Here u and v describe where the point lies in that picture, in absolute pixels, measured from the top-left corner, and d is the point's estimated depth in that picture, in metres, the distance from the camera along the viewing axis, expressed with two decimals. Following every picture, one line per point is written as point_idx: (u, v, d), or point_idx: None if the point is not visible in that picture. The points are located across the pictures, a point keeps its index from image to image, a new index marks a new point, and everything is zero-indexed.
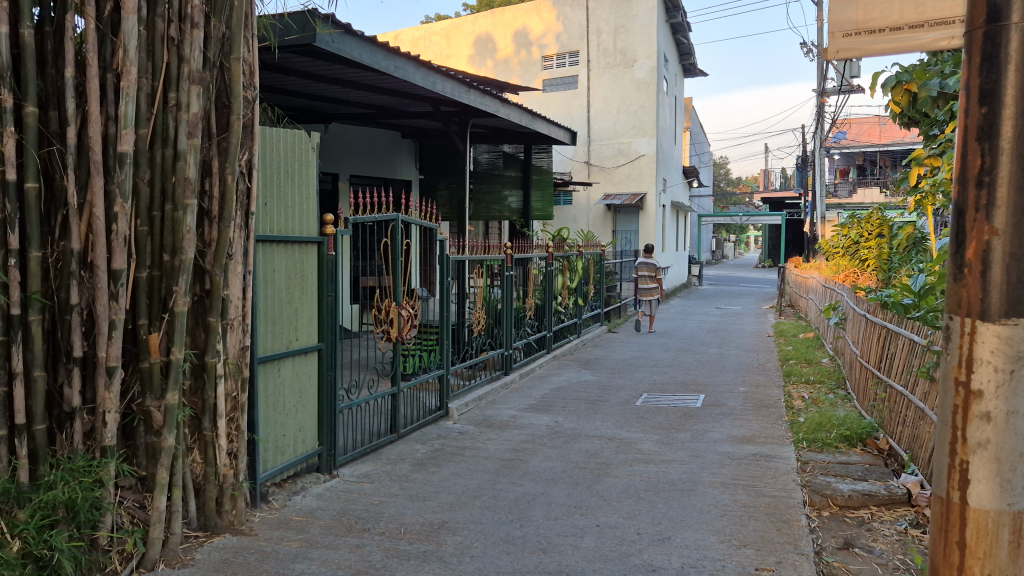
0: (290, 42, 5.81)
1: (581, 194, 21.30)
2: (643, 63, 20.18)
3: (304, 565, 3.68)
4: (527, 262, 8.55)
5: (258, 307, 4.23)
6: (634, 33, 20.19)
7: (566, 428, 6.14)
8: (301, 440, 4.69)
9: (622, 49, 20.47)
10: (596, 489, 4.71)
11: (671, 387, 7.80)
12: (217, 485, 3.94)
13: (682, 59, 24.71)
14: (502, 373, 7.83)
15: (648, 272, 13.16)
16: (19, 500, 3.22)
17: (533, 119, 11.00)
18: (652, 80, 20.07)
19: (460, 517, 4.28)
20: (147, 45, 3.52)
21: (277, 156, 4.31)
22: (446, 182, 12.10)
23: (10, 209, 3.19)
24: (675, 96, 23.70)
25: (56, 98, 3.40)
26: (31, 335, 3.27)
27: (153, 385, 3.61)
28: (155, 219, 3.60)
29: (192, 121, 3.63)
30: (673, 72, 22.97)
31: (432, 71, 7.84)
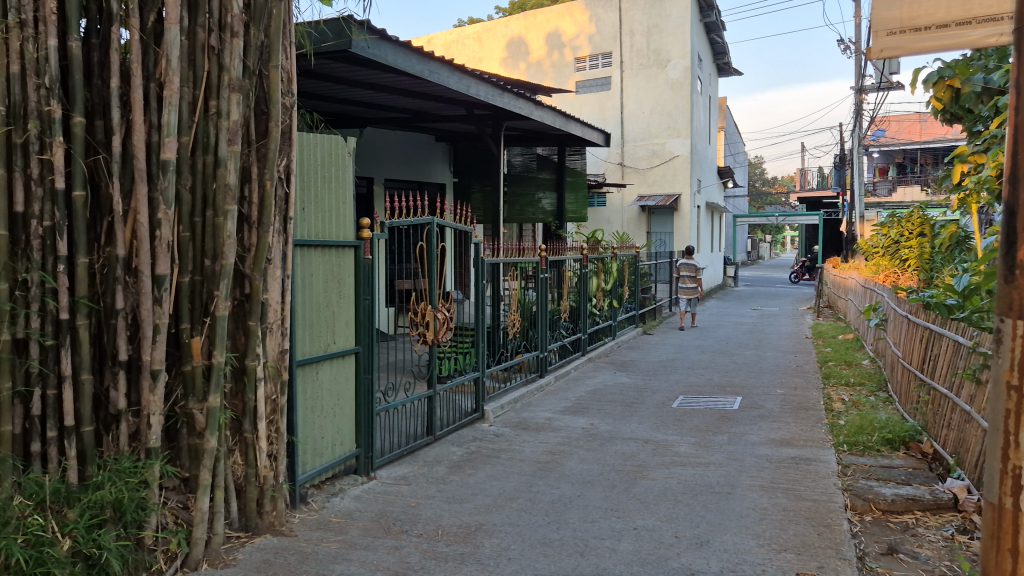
0: (326, 49, 5.88)
1: (614, 195, 21.25)
2: (677, 63, 20.05)
3: (344, 566, 3.72)
4: (562, 264, 8.53)
5: (297, 310, 4.29)
6: (667, 33, 20.08)
7: (602, 431, 6.12)
8: (339, 442, 4.74)
9: (655, 50, 20.37)
10: (633, 491, 4.70)
11: (708, 389, 7.75)
12: (257, 486, 3.99)
13: (716, 59, 24.58)
14: (537, 376, 7.84)
15: (689, 272, 13.34)
16: (69, 500, 3.31)
17: (567, 121, 11.01)
18: (686, 80, 19.94)
19: (496, 519, 4.29)
20: (188, 54, 3.59)
21: (315, 162, 4.36)
22: (480, 185, 12.20)
23: (59, 216, 3.31)
24: (709, 96, 23.49)
25: (102, 109, 3.50)
26: (79, 339, 3.36)
27: (196, 388, 3.68)
28: (196, 225, 3.67)
29: (232, 128, 3.69)
30: (707, 73, 22.78)
31: (467, 75, 7.88)
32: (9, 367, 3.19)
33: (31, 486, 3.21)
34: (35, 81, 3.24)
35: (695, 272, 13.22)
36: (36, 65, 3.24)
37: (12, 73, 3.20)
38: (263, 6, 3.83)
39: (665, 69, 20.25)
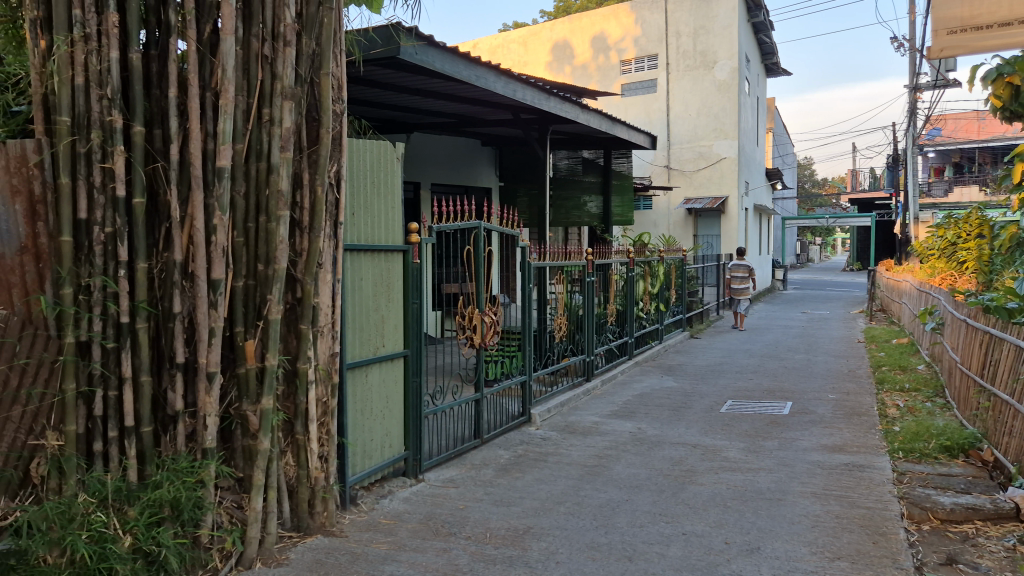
0: (375, 56, 5.95)
1: (660, 199, 21.15)
2: (724, 64, 19.84)
3: (394, 567, 3.76)
4: (608, 267, 8.49)
5: (347, 313, 4.35)
6: (714, 34, 19.88)
7: (649, 435, 6.09)
8: (389, 444, 4.79)
9: (702, 51, 20.17)
10: (681, 496, 4.66)
11: (757, 394, 7.65)
12: (309, 487, 4.05)
13: (765, 59, 24.29)
14: (584, 379, 7.84)
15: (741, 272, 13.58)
16: (129, 498, 3.41)
17: (613, 125, 10.95)
18: (734, 81, 19.71)
19: (545, 522, 4.29)
20: (242, 63, 3.67)
21: (365, 168, 4.42)
22: (526, 189, 12.19)
23: (120, 222, 3.41)
24: (757, 96, 23.16)
25: (160, 117, 3.59)
26: (138, 342, 3.45)
27: (249, 390, 3.76)
28: (250, 230, 3.75)
29: (284, 135, 3.76)
30: (755, 73, 22.52)
31: (513, 79, 7.91)
32: (72, 369, 3.32)
33: (94, 484, 3.34)
34: (98, 92, 3.35)
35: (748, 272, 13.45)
36: (98, 77, 3.36)
37: (77, 85, 3.33)
38: (314, 14, 3.91)
39: (712, 70, 20.04)
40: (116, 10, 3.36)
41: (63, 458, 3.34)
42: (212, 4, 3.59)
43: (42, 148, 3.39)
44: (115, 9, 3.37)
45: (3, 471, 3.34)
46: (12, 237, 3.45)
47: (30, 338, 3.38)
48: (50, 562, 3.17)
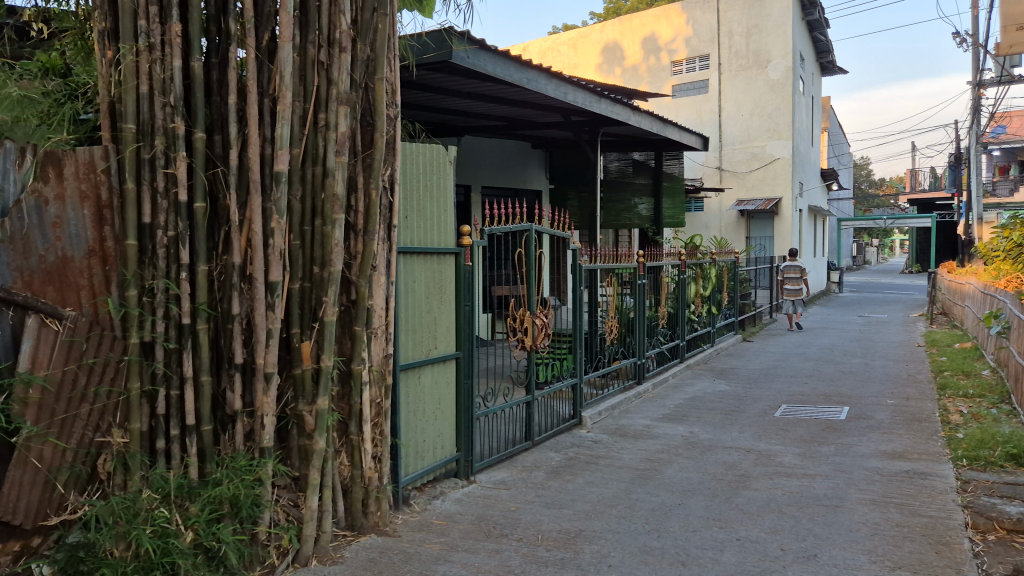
0: (428, 60, 6.01)
1: (712, 201, 21.00)
2: (777, 64, 19.53)
3: (446, 567, 3.79)
4: (659, 269, 8.41)
5: (400, 315, 4.40)
6: (767, 33, 19.58)
7: (702, 439, 6.01)
8: (441, 445, 4.83)
9: (755, 50, 19.88)
10: (735, 501, 4.59)
11: (812, 398, 7.50)
12: (363, 486, 4.11)
13: (821, 58, 23.84)
14: (635, 383, 7.78)
15: (794, 273, 13.57)
16: (190, 494, 3.49)
17: (665, 126, 10.83)
18: (787, 80, 19.38)
19: (596, 525, 4.28)
20: (300, 69, 3.74)
21: (418, 171, 4.47)
22: (576, 191, 12.12)
23: (182, 226, 3.51)
24: (811, 95, 22.70)
25: (220, 124, 3.67)
26: (199, 342, 3.54)
27: (305, 391, 3.82)
28: (306, 233, 3.81)
29: (339, 139, 3.83)
30: (809, 72, 22.12)
31: (564, 81, 7.90)
32: (137, 368, 3.43)
33: (158, 480, 3.44)
34: (162, 100, 3.46)
35: (801, 272, 13.43)
36: (162, 85, 3.47)
37: (142, 93, 3.44)
38: (368, 21, 3.96)
39: (765, 70, 19.74)
40: (179, 20, 3.48)
41: (128, 455, 3.45)
42: (270, 12, 3.72)
43: (109, 154, 3.49)
44: (178, 19, 3.48)
45: (72, 466, 3.43)
46: (81, 241, 3.51)
47: (97, 338, 3.44)
48: (117, 555, 3.26)
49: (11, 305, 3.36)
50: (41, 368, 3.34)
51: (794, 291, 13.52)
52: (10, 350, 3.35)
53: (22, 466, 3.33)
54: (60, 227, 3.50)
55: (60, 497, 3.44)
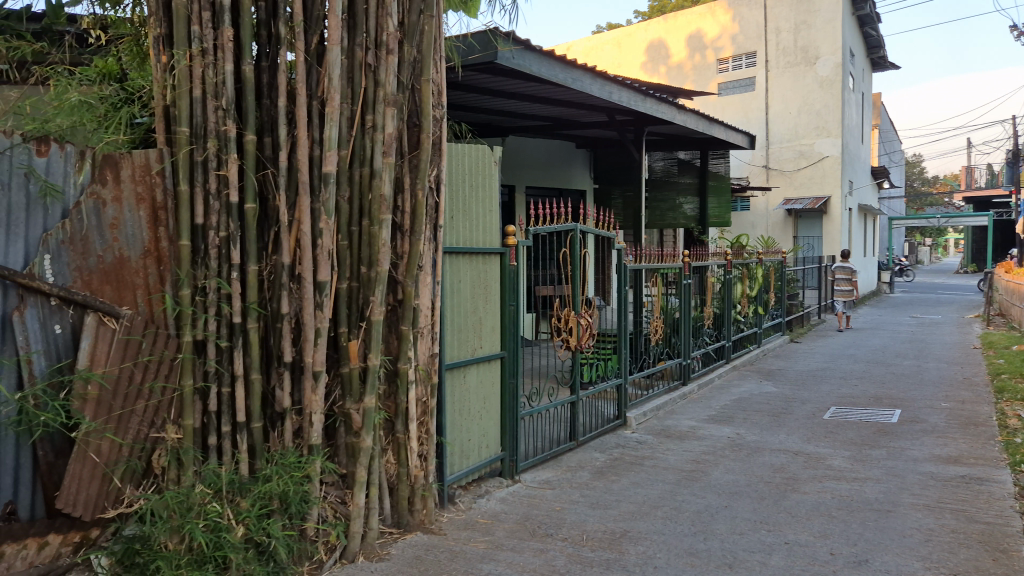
0: (473, 61, 6.02)
1: (759, 199, 20.76)
2: (826, 60, 19.19)
3: (491, 566, 3.80)
4: (704, 270, 8.32)
5: (446, 314, 4.43)
6: (816, 29, 19.26)
7: (748, 441, 5.94)
8: (486, 445, 4.85)
9: (804, 47, 19.56)
10: (783, 504, 4.52)
11: (863, 401, 7.35)
12: (409, 485, 4.14)
13: (872, 53, 23.37)
14: (680, 384, 7.72)
15: (845, 275, 13.42)
16: (241, 489, 3.57)
17: (710, 125, 10.71)
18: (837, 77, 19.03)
19: (642, 527, 4.25)
20: (347, 72, 3.81)
21: (464, 172, 4.50)
22: (621, 190, 12.01)
23: (233, 227, 3.58)
24: (862, 92, 22.23)
25: (270, 126, 3.73)
26: (249, 341, 3.61)
27: (352, 389, 3.87)
28: (353, 233, 3.86)
29: (386, 140, 3.87)
30: (860, 68, 21.68)
31: (609, 81, 7.87)
32: (190, 366, 3.50)
33: (211, 475, 3.51)
34: (214, 103, 3.55)
35: (853, 275, 13.26)
36: (214, 89, 3.55)
37: (195, 97, 3.53)
38: (415, 23, 4.01)
39: (814, 67, 19.41)
40: (231, 25, 3.56)
41: (181, 450, 3.51)
42: (318, 16, 3.75)
43: (164, 156, 3.56)
44: (230, 23, 3.56)
45: (129, 461, 3.48)
46: (137, 241, 3.53)
47: (153, 336, 3.49)
48: (171, 547, 3.36)
49: (71, 304, 3.38)
50: (100, 364, 3.39)
51: (845, 292, 13.36)
52: (69, 347, 3.38)
53: (81, 459, 3.39)
54: (117, 228, 3.52)
55: (116, 491, 3.49)
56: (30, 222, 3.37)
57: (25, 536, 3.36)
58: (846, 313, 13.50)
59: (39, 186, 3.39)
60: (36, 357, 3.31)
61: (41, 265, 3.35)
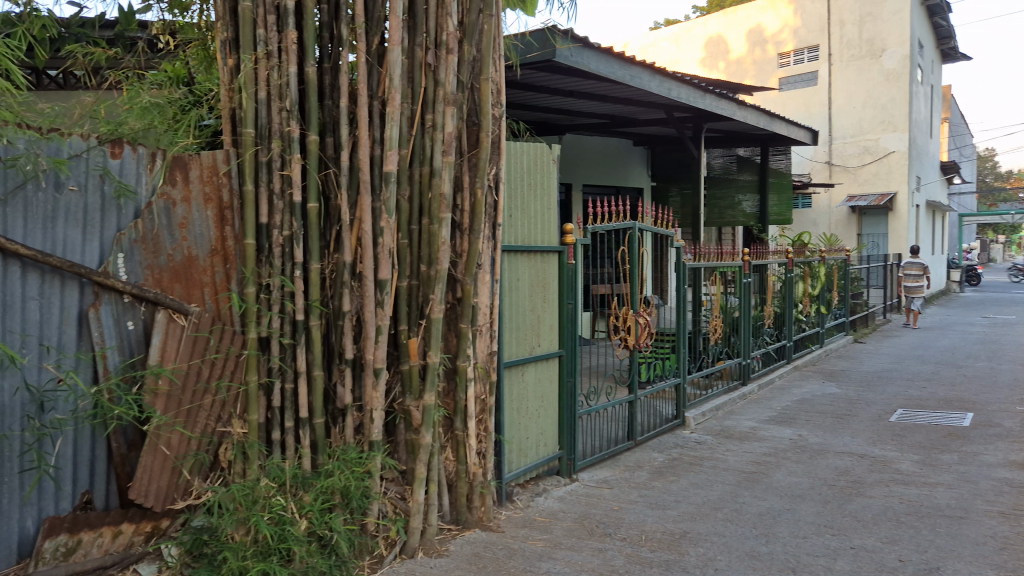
0: (531, 59, 6.06)
1: (822, 197, 20.41)
2: (893, 52, 18.68)
3: (549, 564, 3.79)
4: (764, 268, 8.18)
5: (504, 313, 4.44)
6: (883, 21, 18.79)
7: (811, 443, 5.81)
8: (544, 443, 4.85)
9: (869, 39, 19.08)
10: (848, 509, 4.41)
11: (932, 403, 7.13)
12: (468, 482, 4.16)
13: (941, 45, 22.67)
14: (740, 384, 7.60)
15: (916, 271, 13.12)
16: (304, 484, 3.63)
17: (771, 120, 10.52)
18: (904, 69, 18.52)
19: (702, 528, 4.20)
20: (408, 72, 3.85)
21: (522, 170, 4.51)
22: (679, 189, 11.94)
23: (296, 226, 3.66)
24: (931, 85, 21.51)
25: (332, 125, 3.81)
26: (312, 338, 3.68)
27: (413, 386, 3.91)
28: (413, 232, 3.90)
29: (446, 139, 3.90)
30: (929, 60, 21.01)
31: (668, 78, 7.81)
32: (255, 362, 3.59)
33: (274, 469, 3.60)
34: (279, 104, 3.62)
35: (924, 271, 12.96)
36: (278, 90, 3.62)
37: (260, 99, 3.60)
38: (475, 22, 4.01)
39: (880, 59, 18.90)
40: (294, 28, 3.63)
41: (247, 444, 3.60)
42: (379, 17, 3.82)
43: (231, 158, 3.64)
44: (294, 27, 3.63)
45: (196, 454, 3.57)
46: (205, 240, 3.62)
47: (220, 332, 3.58)
48: (237, 539, 3.44)
49: (142, 301, 3.45)
50: (170, 360, 3.47)
51: (914, 289, 13.08)
52: (141, 343, 3.46)
53: (152, 451, 3.47)
54: (186, 227, 3.59)
55: (185, 483, 3.58)
56: (106, 222, 3.43)
57: (101, 525, 3.42)
58: (917, 310, 13.22)
59: (114, 186, 3.45)
60: (111, 352, 3.38)
61: (114, 264, 3.42)
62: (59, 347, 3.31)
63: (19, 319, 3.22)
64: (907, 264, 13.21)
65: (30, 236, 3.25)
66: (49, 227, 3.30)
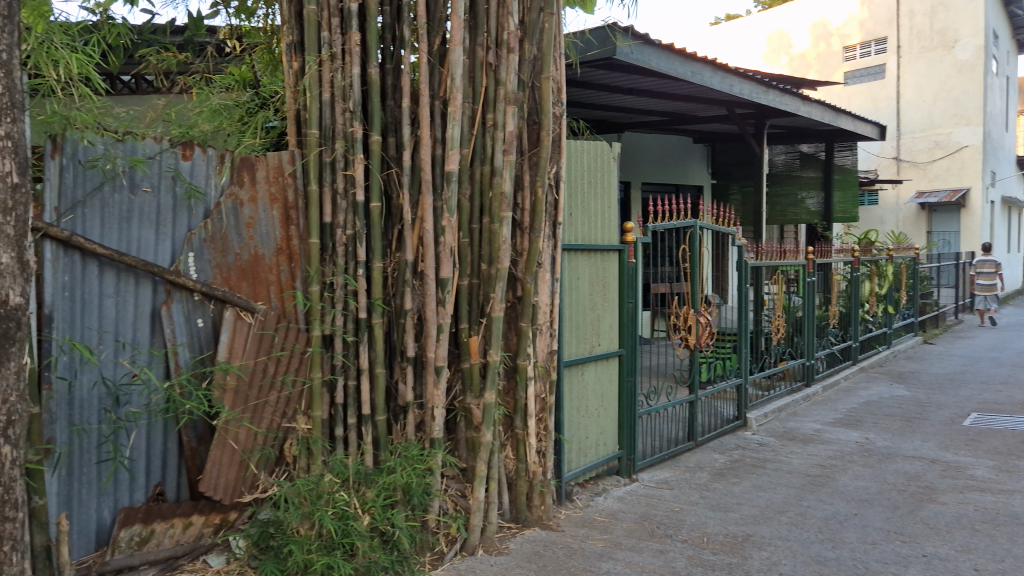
0: (590, 58, 6.05)
1: (889, 193, 19.95)
2: (967, 43, 18.15)
3: (610, 564, 3.78)
4: (829, 267, 8.00)
5: (564, 312, 4.43)
6: (956, 10, 18.25)
7: (879, 447, 5.66)
8: (603, 443, 4.83)
9: (941, 30, 18.52)
10: (919, 515, 4.28)
11: (1007, 407, 6.87)
12: (528, 481, 4.16)
13: (1017, 35, 21.86)
14: (803, 385, 7.44)
15: (989, 268, 12.83)
16: (366, 480, 3.68)
17: (838, 115, 10.28)
18: (978, 61, 18.00)
19: (765, 531, 4.13)
20: (469, 71, 3.88)
21: (582, 168, 4.49)
22: (740, 186, 11.73)
23: (359, 225, 3.72)
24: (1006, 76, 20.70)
25: (394, 125, 3.86)
26: (374, 336, 3.75)
27: (473, 384, 3.92)
28: (474, 231, 3.92)
29: (508, 138, 3.90)
30: (1004, 51, 20.28)
31: (730, 74, 7.68)
32: (319, 359, 3.66)
33: (338, 465, 3.64)
34: (342, 105, 3.68)
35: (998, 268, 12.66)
36: (342, 92, 3.68)
37: (324, 100, 3.67)
38: (536, 20, 3.99)
39: (953, 51, 18.37)
40: (358, 30, 3.69)
41: (311, 440, 3.67)
42: (440, 17, 3.87)
43: (296, 159, 3.70)
44: (357, 29, 3.70)
45: (264, 448, 3.64)
46: (271, 239, 3.68)
47: (285, 329, 3.64)
48: (302, 533, 3.50)
49: (211, 299, 3.54)
50: (238, 357, 3.55)
51: (987, 286, 12.80)
52: (210, 340, 3.55)
53: (221, 446, 3.55)
54: (253, 227, 3.66)
55: (252, 477, 3.66)
56: (177, 222, 3.52)
57: (172, 516, 3.50)
58: (991, 309, 12.82)
59: (185, 188, 3.53)
60: (182, 349, 3.48)
61: (185, 262, 3.52)
62: (133, 343, 3.41)
63: (96, 316, 3.32)
64: (980, 261, 12.87)
65: (107, 236, 3.36)
66: (124, 227, 3.40)
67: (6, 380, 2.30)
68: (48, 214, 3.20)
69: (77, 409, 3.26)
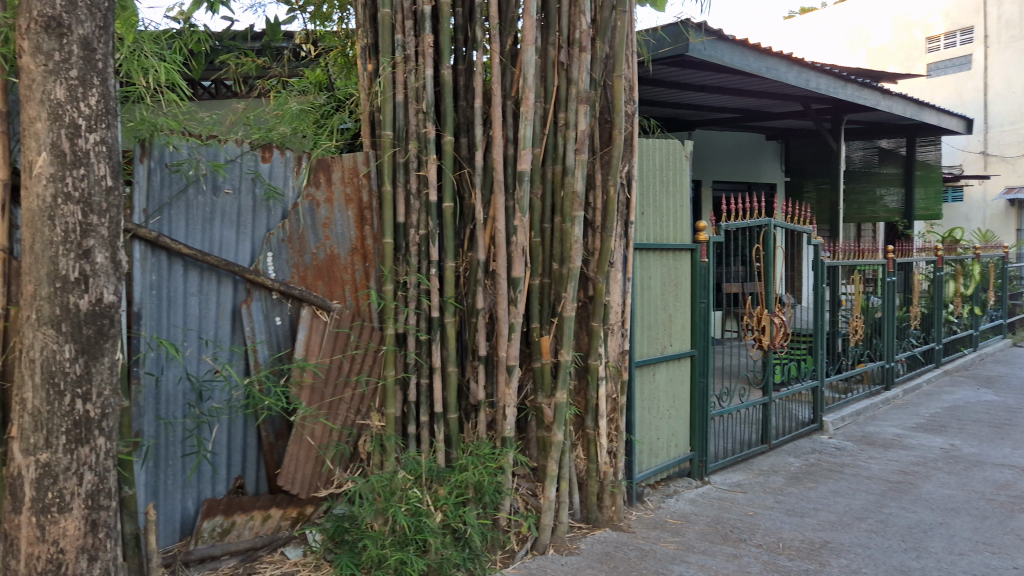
0: (662, 54, 5.99)
1: (975, 189, 19.41)
2: None
3: (683, 567, 3.73)
4: (910, 266, 7.74)
5: (636, 312, 4.40)
6: None
7: (965, 454, 5.45)
8: (675, 444, 4.78)
9: None
10: (1010, 526, 4.10)
11: None
12: (598, 481, 4.14)
13: None
14: (882, 388, 7.21)
15: None
16: (439, 478, 3.72)
17: (920, 109, 9.91)
18: None
19: (844, 538, 4.01)
20: (541, 71, 3.89)
21: (654, 168, 4.46)
22: (815, 183, 11.49)
23: (432, 225, 3.78)
24: None
25: (466, 125, 3.89)
26: (446, 334, 3.80)
27: (544, 383, 3.92)
28: (546, 230, 3.93)
29: (579, 137, 3.87)
30: None
31: (806, 68, 7.48)
32: (392, 357, 3.71)
33: (411, 462, 3.69)
34: (416, 107, 3.73)
35: None
36: (416, 93, 3.73)
37: (397, 101, 3.71)
38: (607, 19, 4.00)
39: None
40: (430, 32, 3.74)
41: (384, 437, 3.73)
42: (512, 17, 3.88)
43: (370, 160, 3.76)
44: (430, 31, 3.74)
45: (338, 444, 3.71)
46: (346, 239, 3.75)
47: (359, 327, 3.72)
48: (376, 528, 3.54)
49: (289, 298, 3.63)
50: (314, 354, 3.63)
51: None
52: (288, 337, 3.64)
53: (298, 441, 3.64)
54: (329, 227, 3.73)
55: (328, 472, 3.73)
56: (257, 222, 3.62)
57: (251, 508, 3.58)
58: None
59: (264, 188, 3.63)
60: (261, 346, 3.58)
61: (264, 261, 3.60)
62: (215, 340, 3.51)
63: (181, 313, 3.43)
64: None
65: (191, 236, 3.47)
66: (207, 228, 3.50)
67: (102, 375, 2.38)
68: (138, 215, 3.32)
69: (163, 403, 3.38)
